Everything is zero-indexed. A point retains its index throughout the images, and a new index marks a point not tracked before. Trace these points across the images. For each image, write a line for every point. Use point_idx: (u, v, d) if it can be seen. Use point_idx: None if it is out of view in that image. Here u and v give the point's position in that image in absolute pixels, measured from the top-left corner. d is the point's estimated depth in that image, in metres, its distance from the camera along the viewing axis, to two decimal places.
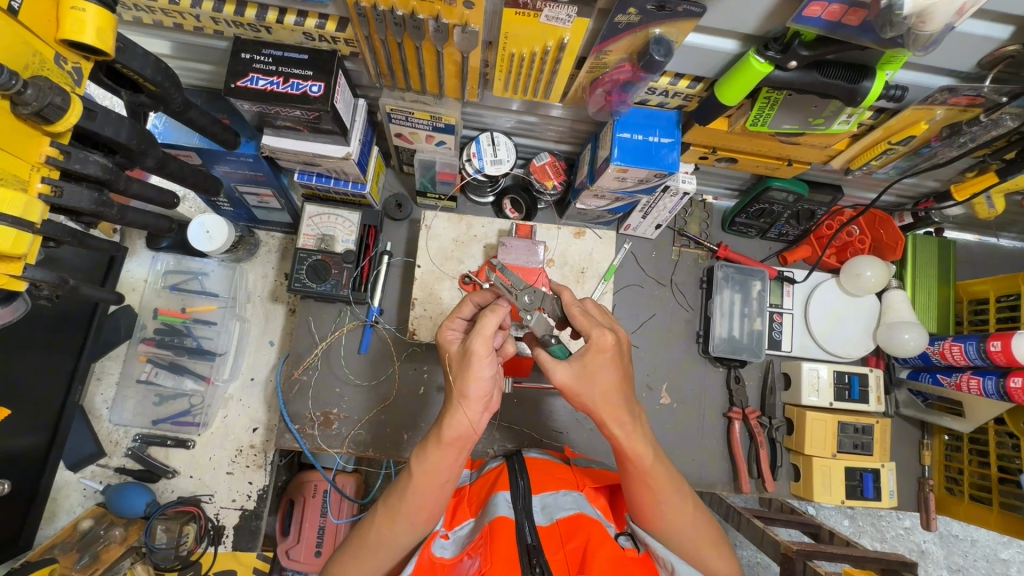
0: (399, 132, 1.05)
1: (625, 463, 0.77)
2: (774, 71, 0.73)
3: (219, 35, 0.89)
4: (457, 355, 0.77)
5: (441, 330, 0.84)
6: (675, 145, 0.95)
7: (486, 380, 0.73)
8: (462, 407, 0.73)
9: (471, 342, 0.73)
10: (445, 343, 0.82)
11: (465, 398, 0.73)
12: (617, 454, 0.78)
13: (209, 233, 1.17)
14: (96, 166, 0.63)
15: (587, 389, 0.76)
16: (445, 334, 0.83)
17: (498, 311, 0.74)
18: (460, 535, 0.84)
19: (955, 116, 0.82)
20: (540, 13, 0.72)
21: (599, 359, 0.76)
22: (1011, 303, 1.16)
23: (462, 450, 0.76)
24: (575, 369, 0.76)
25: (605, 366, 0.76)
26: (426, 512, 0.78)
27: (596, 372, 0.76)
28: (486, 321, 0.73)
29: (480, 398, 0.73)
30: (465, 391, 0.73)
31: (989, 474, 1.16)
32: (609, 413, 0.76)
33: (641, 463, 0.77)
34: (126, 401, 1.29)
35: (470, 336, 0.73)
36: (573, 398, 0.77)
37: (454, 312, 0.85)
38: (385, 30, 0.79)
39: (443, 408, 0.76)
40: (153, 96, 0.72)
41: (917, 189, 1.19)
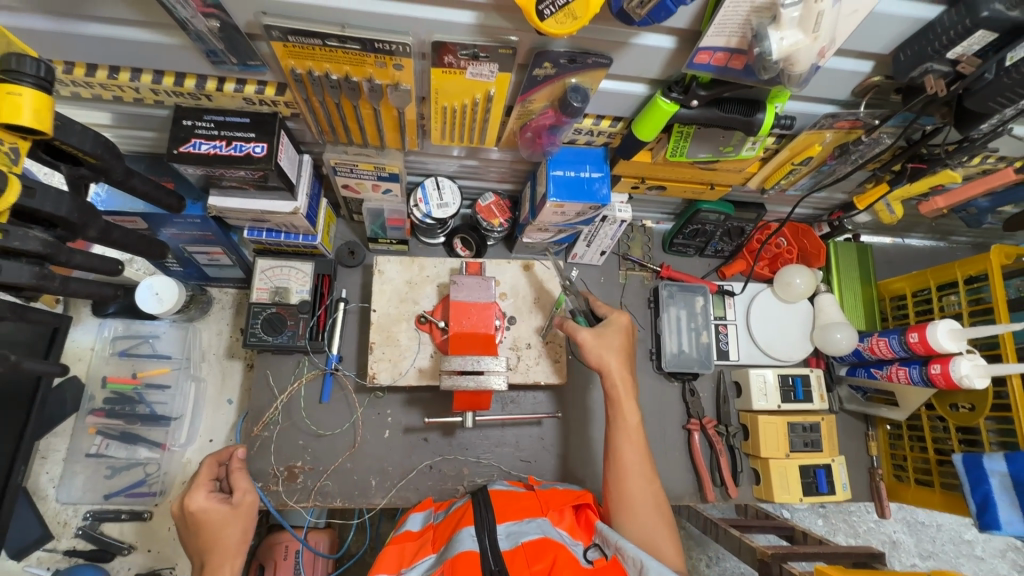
0: (345, 183, 1.08)
1: (619, 418, 0.98)
2: (680, 109, 0.82)
3: (160, 104, 0.92)
4: (223, 513, 0.86)
5: (192, 494, 0.86)
6: (605, 178, 1.03)
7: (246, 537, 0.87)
8: (231, 559, 0.84)
9: (244, 493, 0.89)
10: (200, 507, 0.85)
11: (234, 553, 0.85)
12: (613, 411, 0.99)
13: (159, 295, 1.18)
14: (37, 242, 0.63)
15: (601, 346, 1.00)
16: (197, 498, 0.86)
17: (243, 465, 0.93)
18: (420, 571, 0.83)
19: (842, 139, 0.92)
20: (465, 70, 0.78)
21: (614, 329, 1.02)
22: (925, 296, 1.28)
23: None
24: (595, 331, 1.01)
25: (614, 335, 1.01)
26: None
27: (608, 337, 1.01)
28: (242, 478, 0.91)
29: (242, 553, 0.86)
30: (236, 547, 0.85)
31: (929, 457, 1.24)
32: (618, 370, 0.99)
33: (628, 423, 0.98)
34: (75, 478, 1.23)
35: (238, 491, 0.89)
36: (588, 354, 1.00)
37: (202, 477, 0.89)
38: (322, 92, 0.84)
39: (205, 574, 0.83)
40: (94, 168, 0.74)
41: (829, 201, 1.30)
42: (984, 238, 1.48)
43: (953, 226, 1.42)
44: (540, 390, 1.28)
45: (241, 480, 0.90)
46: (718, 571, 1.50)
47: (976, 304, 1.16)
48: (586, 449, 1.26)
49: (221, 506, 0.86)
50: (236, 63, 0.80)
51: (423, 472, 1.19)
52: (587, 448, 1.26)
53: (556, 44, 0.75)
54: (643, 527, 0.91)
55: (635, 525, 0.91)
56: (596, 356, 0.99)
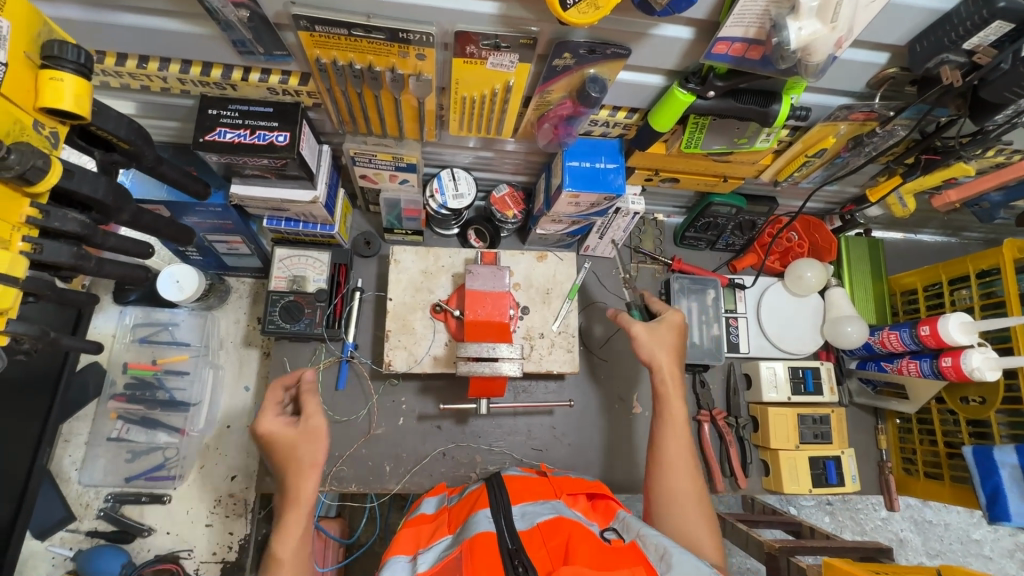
0: (363, 173, 1.10)
1: (665, 413, 1.01)
2: (696, 100, 0.83)
3: (185, 93, 0.94)
4: (297, 434, 0.87)
5: (264, 418, 0.88)
6: (620, 169, 1.04)
7: (322, 448, 0.88)
8: (307, 476, 0.85)
9: (310, 418, 0.89)
10: (272, 429, 0.87)
11: (312, 467, 0.86)
12: (660, 405, 1.03)
13: (180, 283, 1.20)
14: (75, 223, 0.65)
15: (652, 342, 1.06)
16: (269, 421, 0.88)
17: (319, 386, 0.92)
18: (437, 549, 0.84)
19: (856, 130, 0.93)
20: (486, 60, 0.80)
21: (667, 326, 1.08)
22: (936, 291, 1.28)
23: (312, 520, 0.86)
24: (649, 328, 1.07)
25: (670, 331, 1.08)
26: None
27: (660, 335, 1.07)
28: (311, 402, 0.91)
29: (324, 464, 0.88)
30: (316, 461, 0.86)
31: (938, 450, 1.25)
32: (665, 365, 1.04)
33: (675, 416, 1.01)
34: (96, 461, 1.26)
35: (313, 413, 0.89)
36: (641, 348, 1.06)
37: (268, 403, 0.90)
38: (345, 82, 0.86)
39: (290, 488, 0.85)
40: (126, 154, 0.76)
41: (841, 195, 1.31)
42: (996, 234, 1.49)
43: (964, 222, 1.42)
44: (552, 380, 1.29)
45: (307, 406, 0.90)
46: None
47: (987, 298, 1.17)
48: (596, 438, 1.27)
49: (293, 430, 0.88)
50: (262, 52, 0.82)
51: (436, 458, 1.21)
52: (598, 437, 1.28)
53: (577, 35, 0.76)
54: (682, 519, 0.92)
55: (674, 517, 0.92)
56: (647, 351, 1.06)
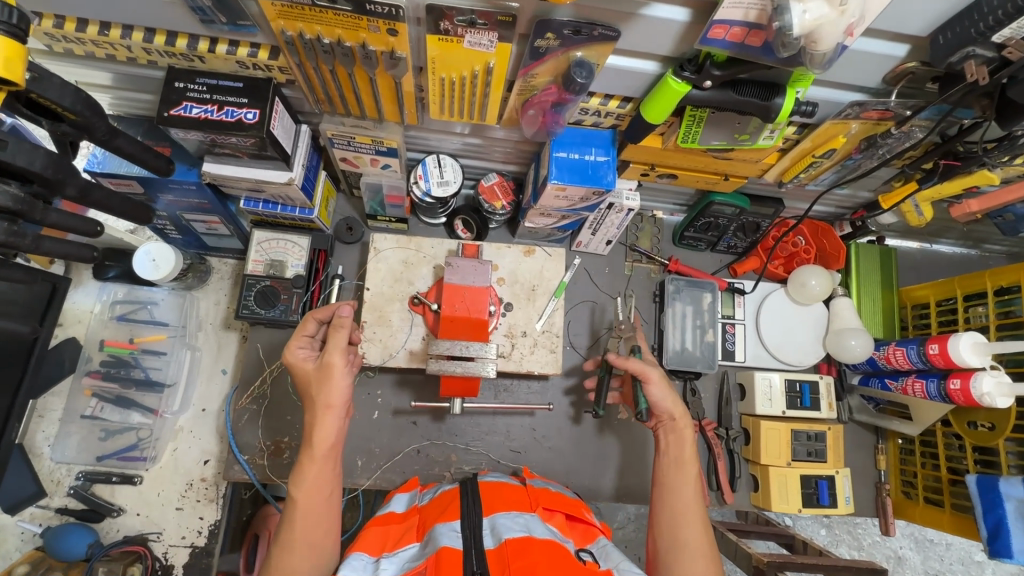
0: (343, 156, 1.05)
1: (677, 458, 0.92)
2: (692, 90, 0.76)
3: (153, 64, 0.90)
4: (314, 370, 0.86)
5: (288, 349, 0.89)
6: (612, 163, 0.98)
7: (342, 386, 0.85)
8: (326, 414, 0.83)
9: (328, 356, 0.85)
10: (294, 361, 0.88)
11: (328, 406, 0.83)
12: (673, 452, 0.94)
13: (156, 262, 1.17)
14: (7, 197, 0.61)
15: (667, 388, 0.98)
16: (292, 352, 0.88)
17: (346, 327, 0.87)
18: (402, 558, 0.77)
19: (869, 130, 0.85)
20: (463, 39, 0.74)
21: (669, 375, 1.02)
22: (950, 306, 1.20)
23: (333, 461, 0.84)
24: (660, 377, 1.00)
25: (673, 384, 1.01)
26: (335, 528, 0.82)
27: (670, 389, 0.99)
28: (334, 339, 0.86)
29: (344, 405, 0.85)
30: (330, 401, 0.83)
31: (941, 476, 1.17)
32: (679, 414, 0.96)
33: (690, 465, 0.91)
34: (69, 438, 1.24)
35: (328, 351, 0.85)
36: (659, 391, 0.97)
37: (297, 333, 0.91)
38: (315, 57, 0.80)
39: (308, 426, 0.84)
40: (76, 125, 0.72)
41: (853, 199, 1.23)
42: (1021, 248, 1.39)
43: (986, 233, 1.32)
44: (535, 380, 1.24)
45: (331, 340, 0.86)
46: None
47: (1005, 317, 1.09)
48: (578, 442, 1.23)
49: (311, 364, 0.87)
50: (225, 22, 0.77)
51: (409, 455, 1.17)
52: (580, 442, 1.23)
53: (560, 13, 0.70)
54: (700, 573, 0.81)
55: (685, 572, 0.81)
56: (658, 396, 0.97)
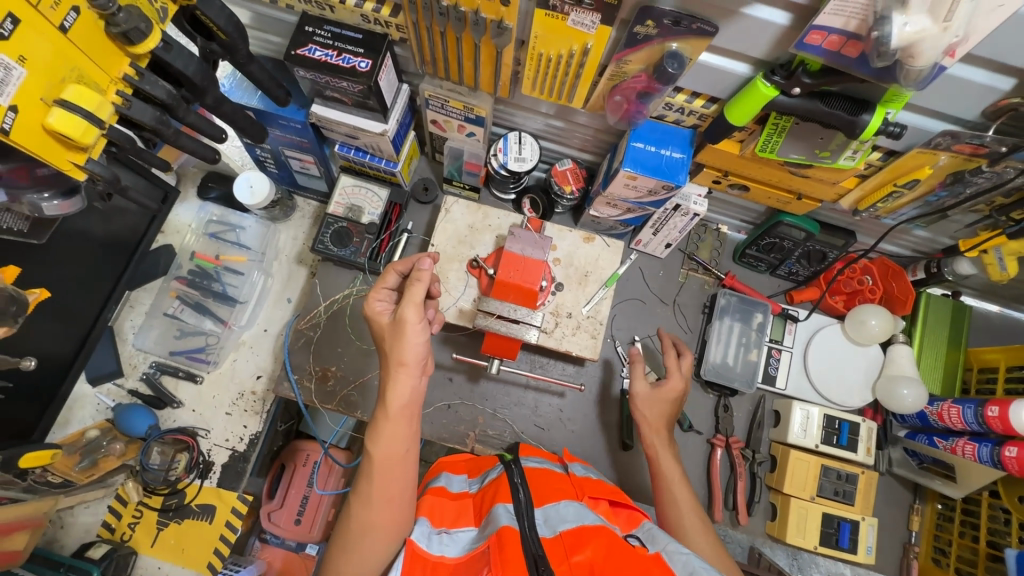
0: (434, 118, 1.14)
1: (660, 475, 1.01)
2: (780, 96, 0.78)
3: (290, 9, 1.01)
4: (389, 325, 0.91)
5: (368, 301, 0.94)
6: (686, 161, 1.00)
7: (417, 343, 0.88)
8: (405, 372, 0.88)
9: (401, 313, 0.88)
10: (372, 313, 0.93)
11: (401, 363, 0.87)
12: (666, 472, 1.01)
13: (253, 188, 1.30)
14: (163, 91, 0.73)
15: (652, 402, 1.07)
16: (372, 305, 0.95)
17: (423, 281, 0.88)
18: (462, 540, 0.80)
19: (958, 165, 0.83)
20: (568, 17, 0.79)
21: (666, 392, 1.08)
22: (1020, 374, 1.13)
23: (408, 417, 0.89)
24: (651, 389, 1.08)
25: (668, 399, 1.08)
26: (411, 482, 0.87)
27: (663, 396, 1.08)
28: (411, 294, 0.87)
29: (416, 362, 0.88)
30: (402, 356, 0.87)
31: (978, 548, 1.10)
32: (651, 427, 1.06)
33: (669, 473, 1.01)
34: (150, 330, 1.40)
35: (402, 306, 0.88)
36: (645, 408, 1.07)
37: (377, 286, 0.97)
38: (431, 19, 0.88)
39: (383, 382, 0.89)
40: (223, 45, 0.83)
41: (932, 244, 1.19)
42: None
43: None
44: (571, 364, 1.28)
45: (409, 295, 0.87)
46: None
47: None
48: (600, 432, 1.25)
49: (387, 317, 0.92)
50: None
51: (440, 408, 1.23)
52: (601, 432, 1.25)
53: (664, 3, 0.74)
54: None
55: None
56: (641, 411, 1.07)
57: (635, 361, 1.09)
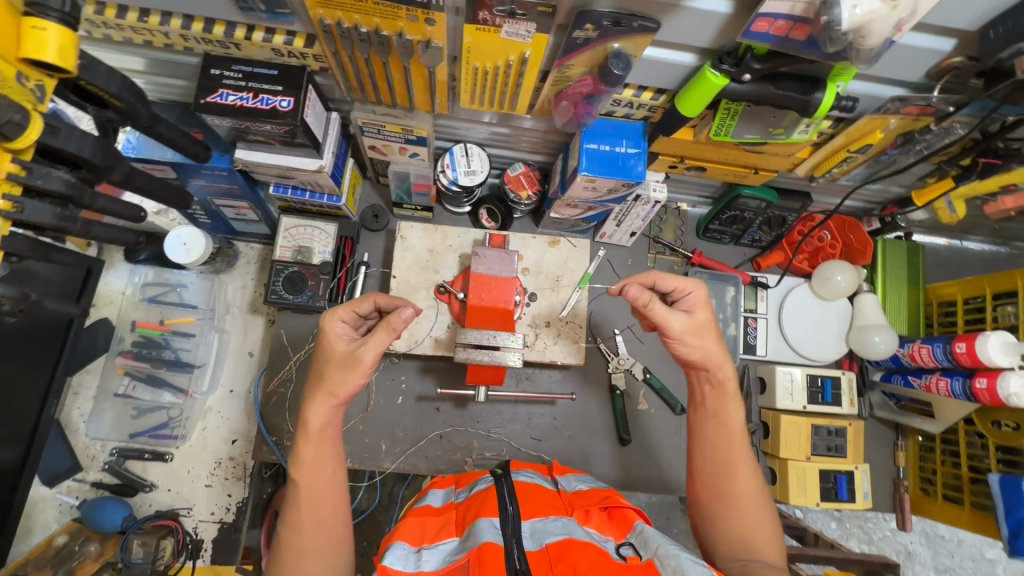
0: (372, 144, 1.06)
1: (719, 416, 0.86)
2: (730, 83, 0.75)
3: (189, 51, 0.90)
4: (341, 356, 0.82)
5: (329, 321, 0.84)
6: (643, 155, 0.97)
7: (355, 382, 0.81)
8: (325, 402, 0.80)
9: (363, 348, 0.80)
10: (330, 334, 0.83)
11: (331, 389, 0.80)
12: (714, 403, 0.87)
13: (187, 245, 1.19)
14: (58, 182, 0.64)
15: (694, 337, 0.86)
16: (331, 324, 0.84)
17: (396, 330, 0.80)
18: (443, 550, 0.74)
19: (907, 126, 0.84)
20: (501, 29, 0.73)
21: (696, 309, 0.88)
22: (977, 305, 1.19)
23: (332, 443, 0.82)
24: (688, 322, 0.86)
25: (710, 334, 0.87)
26: (343, 508, 0.81)
27: (703, 331, 0.87)
28: (375, 338, 0.80)
29: (346, 397, 0.81)
30: (334, 389, 0.80)
31: (962, 474, 1.17)
32: (701, 359, 0.87)
33: (730, 418, 0.86)
34: (103, 415, 1.29)
35: (365, 344, 0.80)
36: (686, 346, 0.87)
37: (347, 305, 0.86)
38: (351, 46, 0.81)
39: (302, 405, 0.81)
40: (120, 111, 0.74)
41: (883, 194, 1.21)
42: None
43: (1018, 232, 1.31)
44: (556, 369, 1.26)
45: (373, 336, 0.80)
46: None
47: None
48: (597, 432, 1.24)
49: (343, 347, 0.82)
50: (264, 10, 0.77)
51: (433, 440, 1.19)
52: (595, 432, 1.24)
53: (600, 5, 0.69)
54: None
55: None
56: (688, 347, 0.87)
57: (648, 306, 0.84)
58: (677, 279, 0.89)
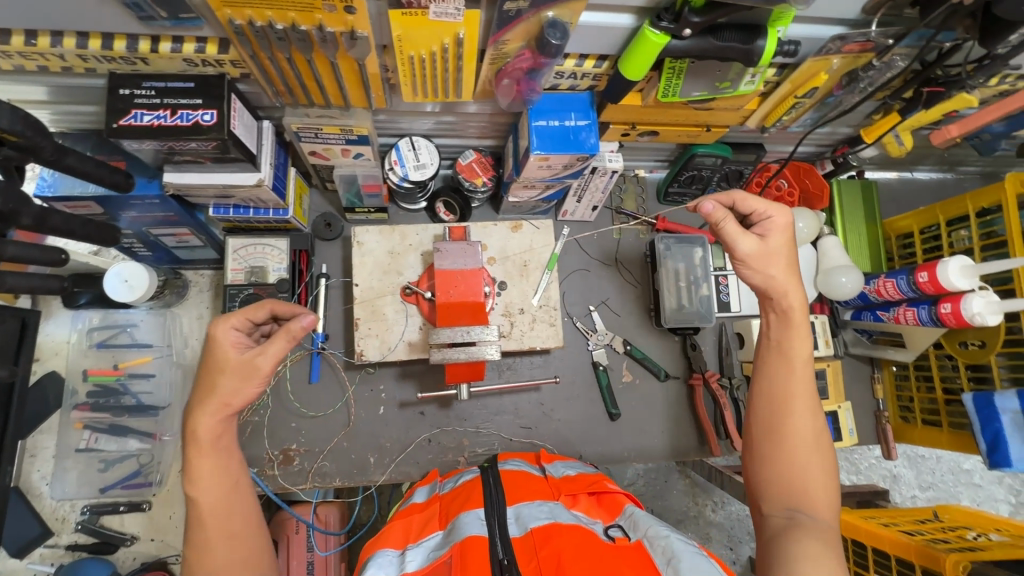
0: (312, 150, 1.00)
1: (784, 349, 0.82)
2: (671, 40, 0.73)
3: (93, 72, 0.83)
4: (237, 363, 0.75)
5: (220, 327, 0.77)
6: (593, 126, 0.95)
7: (251, 391, 0.76)
8: (210, 412, 0.74)
9: (259, 355, 0.75)
10: (221, 340, 0.77)
11: (217, 397, 0.74)
12: (777, 334, 0.83)
13: (129, 282, 1.11)
14: None
15: (766, 261, 0.83)
16: (223, 332, 0.77)
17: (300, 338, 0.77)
18: (426, 547, 0.74)
19: (850, 64, 0.84)
20: (427, 10, 0.69)
21: (775, 235, 0.84)
22: (933, 233, 1.22)
23: (228, 451, 0.76)
24: (758, 245, 0.83)
25: (779, 261, 0.83)
26: (254, 515, 0.77)
27: (772, 256, 0.83)
28: (274, 344, 0.76)
29: (240, 407, 0.76)
30: (228, 399, 0.74)
31: (936, 397, 1.21)
32: (774, 286, 0.83)
33: (795, 353, 0.82)
34: (67, 474, 1.20)
35: (262, 351, 0.75)
36: (751, 271, 0.85)
37: (241, 310, 0.79)
38: (269, 47, 0.75)
39: (187, 417, 0.75)
40: (19, 147, 0.67)
41: (833, 137, 1.21)
42: (995, 167, 1.40)
43: (963, 156, 1.34)
44: (537, 355, 1.24)
45: (271, 343, 0.76)
46: (726, 516, 1.44)
47: (988, 238, 1.10)
48: (586, 411, 1.23)
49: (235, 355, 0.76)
50: (166, 17, 0.71)
51: (421, 445, 1.16)
52: (583, 411, 1.23)
53: None
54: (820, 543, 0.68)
55: (808, 539, 0.69)
56: (760, 270, 0.84)
57: (721, 224, 0.84)
58: (758, 200, 0.85)
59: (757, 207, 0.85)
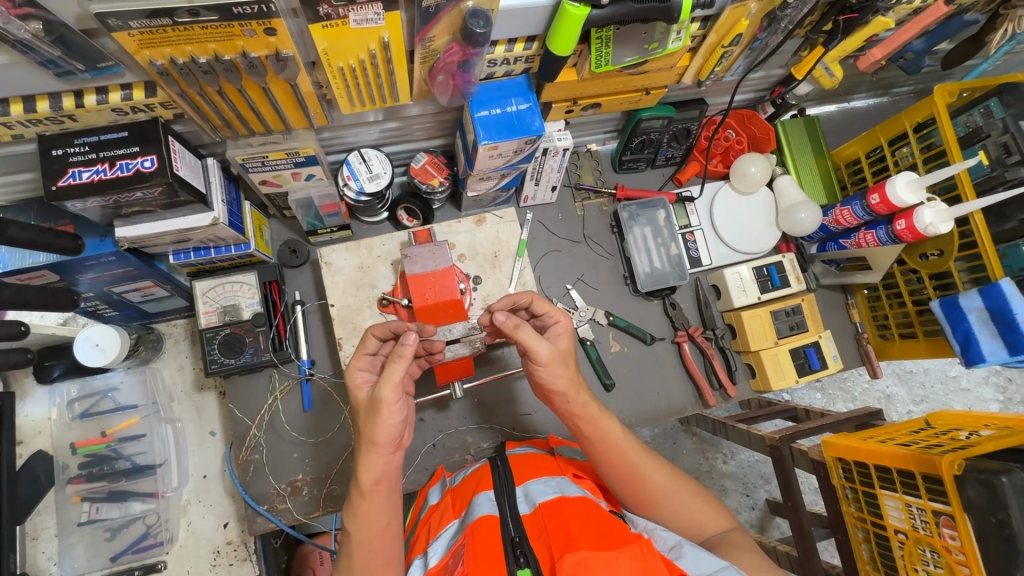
0: (262, 179, 0.99)
1: (603, 439, 0.81)
2: (592, 11, 0.75)
3: (20, 138, 0.80)
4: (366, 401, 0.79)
5: (350, 372, 0.84)
6: (535, 108, 0.96)
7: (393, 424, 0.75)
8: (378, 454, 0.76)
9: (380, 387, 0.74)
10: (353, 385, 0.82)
11: (372, 441, 0.75)
12: (588, 429, 0.81)
13: (100, 345, 1.08)
14: None
15: (552, 365, 0.80)
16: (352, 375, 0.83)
17: (406, 356, 0.75)
18: (445, 538, 0.76)
19: (767, 7, 0.87)
20: (348, 19, 0.69)
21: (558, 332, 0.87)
22: (878, 155, 1.27)
23: (388, 491, 0.77)
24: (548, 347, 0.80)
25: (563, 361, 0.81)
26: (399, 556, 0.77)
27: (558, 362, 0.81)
28: (392, 369, 0.75)
29: (389, 441, 0.76)
30: (374, 438, 0.75)
31: (908, 310, 1.25)
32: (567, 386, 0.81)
33: (614, 436, 0.81)
34: (74, 549, 1.18)
35: (379, 384, 0.74)
36: (547, 374, 0.80)
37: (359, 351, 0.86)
38: (196, 82, 0.74)
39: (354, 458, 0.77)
40: None
41: (768, 80, 1.24)
42: (924, 83, 1.46)
43: (894, 78, 1.39)
44: None
45: (388, 370, 0.75)
46: (737, 464, 1.48)
47: (928, 150, 1.15)
48: None
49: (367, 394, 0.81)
50: (84, 69, 0.70)
51: (428, 452, 1.17)
52: None
53: None
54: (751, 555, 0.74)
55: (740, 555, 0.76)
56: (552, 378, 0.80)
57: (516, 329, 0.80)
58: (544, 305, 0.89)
59: (546, 310, 0.89)
